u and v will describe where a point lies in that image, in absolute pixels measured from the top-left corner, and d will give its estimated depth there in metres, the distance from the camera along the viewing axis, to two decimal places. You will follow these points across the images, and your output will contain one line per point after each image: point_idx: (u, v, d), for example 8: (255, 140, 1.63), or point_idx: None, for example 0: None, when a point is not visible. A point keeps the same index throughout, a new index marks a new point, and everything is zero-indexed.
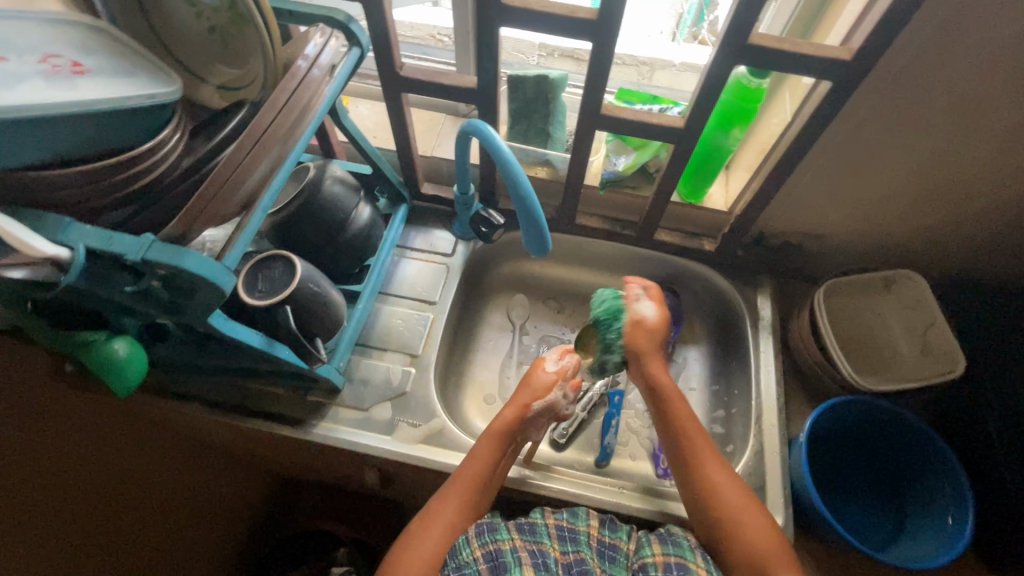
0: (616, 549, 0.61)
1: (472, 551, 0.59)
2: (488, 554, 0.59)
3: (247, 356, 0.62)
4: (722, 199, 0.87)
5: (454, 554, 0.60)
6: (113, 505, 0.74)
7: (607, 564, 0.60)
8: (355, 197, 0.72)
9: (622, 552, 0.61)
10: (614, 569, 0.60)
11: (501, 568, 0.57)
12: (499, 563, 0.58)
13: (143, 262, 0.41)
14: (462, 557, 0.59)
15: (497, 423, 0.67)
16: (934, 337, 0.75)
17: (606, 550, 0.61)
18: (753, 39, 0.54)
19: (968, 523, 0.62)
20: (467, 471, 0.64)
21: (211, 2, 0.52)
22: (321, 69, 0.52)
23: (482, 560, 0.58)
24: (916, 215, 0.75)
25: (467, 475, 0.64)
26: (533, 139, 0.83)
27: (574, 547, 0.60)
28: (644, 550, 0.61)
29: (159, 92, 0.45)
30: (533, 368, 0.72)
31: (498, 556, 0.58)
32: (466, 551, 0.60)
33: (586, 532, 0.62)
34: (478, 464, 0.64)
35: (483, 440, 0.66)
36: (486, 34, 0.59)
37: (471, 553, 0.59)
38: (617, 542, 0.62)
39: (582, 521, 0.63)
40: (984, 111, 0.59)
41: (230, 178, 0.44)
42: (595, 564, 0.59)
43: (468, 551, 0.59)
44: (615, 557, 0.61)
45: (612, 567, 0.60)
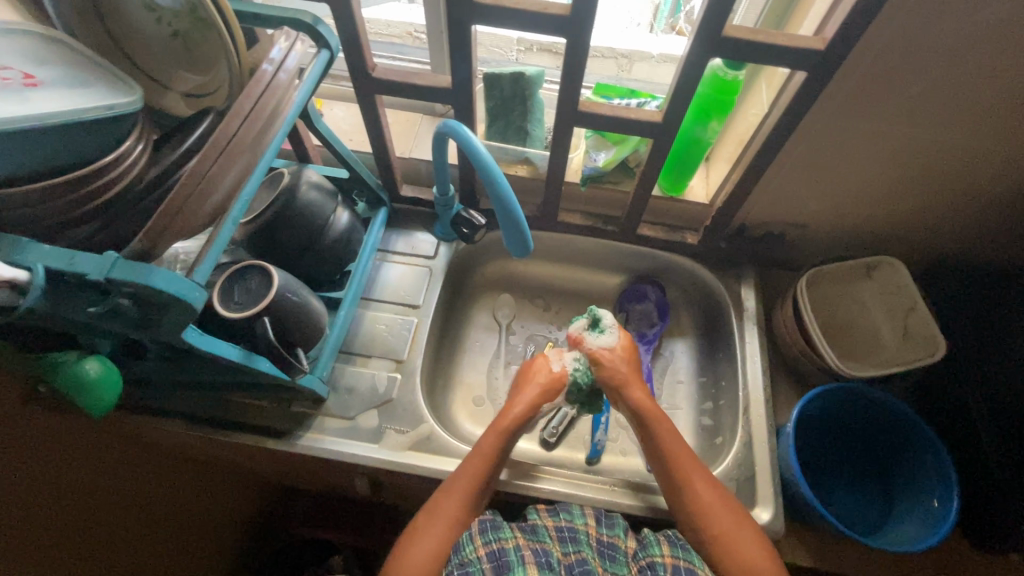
0: (615, 548, 0.61)
1: (476, 549, 0.59)
2: (492, 552, 0.58)
3: (225, 370, 0.61)
4: (703, 191, 0.87)
5: (457, 552, 0.60)
6: (118, 521, 0.73)
7: (608, 564, 0.59)
8: (333, 202, 0.70)
9: (622, 550, 0.61)
10: (615, 568, 0.59)
11: (504, 567, 0.56)
12: (502, 561, 0.57)
13: (108, 282, 0.40)
14: (465, 554, 0.59)
15: (504, 418, 0.68)
16: (914, 321, 0.76)
17: (607, 550, 0.60)
18: (727, 31, 0.54)
19: (953, 504, 0.63)
20: (471, 467, 0.64)
21: (172, 7, 0.50)
22: (288, 73, 0.51)
23: (485, 558, 0.58)
24: (893, 202, 0.75)
25: (472, 471, 0.64)
26: (512, 137, 0.82)
27: (576, 546, 0.59)
28: (652, 548, 0.60)
29: (119, 102, 0.43)
30: (537, 366, 0.73)
31: (501, 554, 0.58)
32: (468, 548, 0.59)
33: (585, 531, 0.61)
34: (482, 460, 0.64)
35: (486, 434, 0.66)
36: (459, 32, 0.58)
37: (474, 552, 0.59)
38: (615, 541, 0.62)
39: (580, 520, 0.62)
40: (955, 97, 0.59)
41: (196, 191, 0.43)
42: (596, 563, 0.58)
43: (471, 549, 0.59)
44: (615, 557, 0.60)
45: (613, 566, 0.59)
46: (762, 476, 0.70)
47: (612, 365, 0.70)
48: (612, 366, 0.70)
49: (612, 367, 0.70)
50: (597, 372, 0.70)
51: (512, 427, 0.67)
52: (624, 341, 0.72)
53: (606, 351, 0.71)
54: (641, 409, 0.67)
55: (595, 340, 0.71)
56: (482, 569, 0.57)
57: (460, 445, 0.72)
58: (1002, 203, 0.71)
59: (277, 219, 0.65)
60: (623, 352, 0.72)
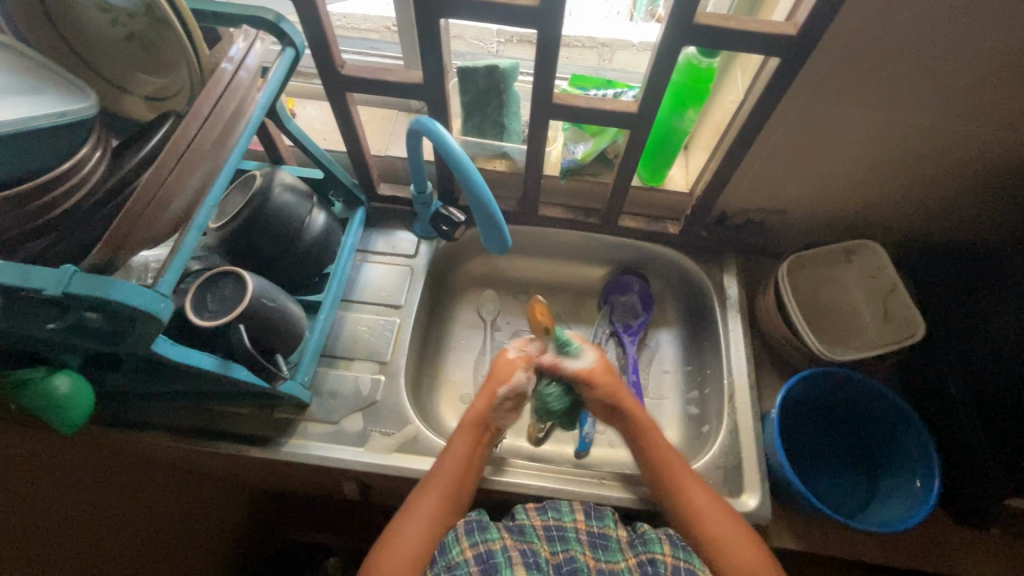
0: (607, 538, 0.61)
1: (462, 551, 0.58)
2: (479, 555, 0.58)
3: (201, 379, 0.59)
4: (683, 179, 0.87)
5: (443, 553, 0.60)
6: (116, 530, 0.72)
7: (601, 554, 0.60)
8: (308, 203, 0.69)
9: (614, 539, 0.61)
10: (608, 557, 0.59)
11: (492, 570, 0.56)
12: (489, 564, 0.56)
13: (66, 297, 0.39)
14: (451, 556, 0.59)
15: (469, 413, 0.69)
16: (894, 304, 0.77)
17: (598, 539, 0.61)
18: (698, 19, 0.53)
19: (935, 483, 0.63)
20: (446, 466, 0.64)
21: (127, 7, 0.49)
22: (250, 72, 0.49)
23: (473, 561, 0.57)
24: (870, 185, 0.76)
25: (446, 471, 0.64)
26: (488, 131, 0.80)
27: (564, 545, 0.59)
28: (654, 545, 0.60)
29: (72, 108, 0.41)
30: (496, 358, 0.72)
31: (487, 557, 0.57)
32: (454, 550, 0.59)
33: (575, 528, 0.61)
34: (457, 458, 0.65)
35: (459, 433, 0.67)
36: (428, 27, 0.57)
37: (461, 554, 0.58)
38: (606, 531, 0.62)
39: (569, 517, 0.62)
40: (926, 79, 0.59)
41: (155, 198, 0.42)
42: (587, 558, 0.59)
43: (457, 551, 0.59)
44: (608, 545, 0.60)
45: (607, 554, 0.60)
46: (748, 463, 0.70)
47: (599, 381, 0.69)
48: (602, 382, 0.69)
49: (601, 381, 0.69)
50: (585, 391, 0.69)
51: (478, 420, 0.68)
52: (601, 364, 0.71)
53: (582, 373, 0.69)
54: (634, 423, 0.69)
55: (573, 361, 0.70)
56: (469, 571, 0.56)
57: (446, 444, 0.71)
58: (976, 182, 0.72)
59: (250, 223, 0.63)
60: (602, 365, 0.70)
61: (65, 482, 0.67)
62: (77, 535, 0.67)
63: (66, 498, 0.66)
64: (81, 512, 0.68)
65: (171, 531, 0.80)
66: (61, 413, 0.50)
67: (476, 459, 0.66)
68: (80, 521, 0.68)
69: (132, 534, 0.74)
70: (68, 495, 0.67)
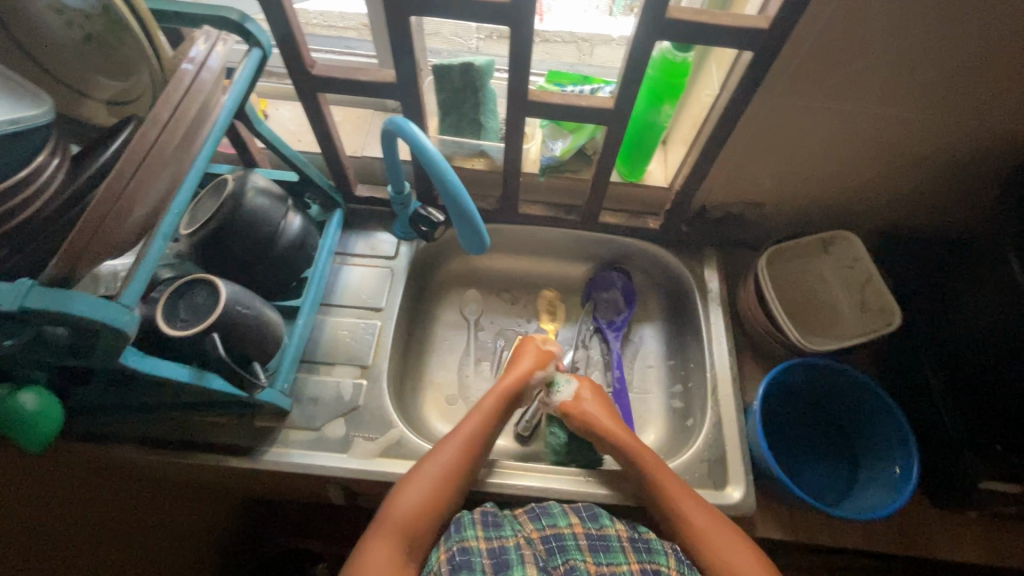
0: (607, 539, 0.60)
1: (478, 538, 0.59)
2: (493, 549, 0.58)
3: (176, 391, 0.58)
4: (662, 174, 0.87)
5: (460, 529, 0.60)
6: (104, 543, 0.71)
7: (601, 557, 0.58)
8: (283, 207, 0.67)
9: (614, 538, 0.60)
10: (609, 558, 0.58)
11: (504, 565, 0.56)
12: (502, 559, 0.57)
13: (22, 312, 0.37)
14: (466, 536, 0.59)
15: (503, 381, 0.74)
16: (870, 293, 0.78)
17: (598, 542, 0.60)
18: (671, 13, 0.53)
19: (913, 469, 0.65)
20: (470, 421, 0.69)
21: (81, 9, 0.47)
22: (212, 73, 0.47)
23: (487, 554, 0.57)
24: (846, 176, 0.76)
25: (469, 424, 0.68)
26: (465, 129, 0.79)
27: (564, 556, 0.58)
28: (659, 557, 0.60)
29: (24, 115, 0.39)
30: (524, 343, 0.80)
31: (500, 553, 0.57)
32: (470, 531, 0.60)
33: (572, 534, 0.60)
34: (479, 415, 0.69)
35: (484, 398, 0.72)
36: (399, 25, 0.56)
37: (476, 539, 0.59)
38: (605, 531, 0.61)
39: (564, 522, 0.61)
40: (896, 71, 0.60)
41: (116, 206, 0.40)
42: (588, 563, 0.58)
43: (473, 535, 0.59)
44: (610, 547, 0.59)
45: (608, 556, 0.59)
46: (732, 455, 0.71)
47: (580, 413, 0.72)
48: (582, 412, 0.72)
49: (579, 412, 0.72)
50: (570, 424, 0.73)
51: (511, 390, 0.73)
52: (587, 390, 0.75)
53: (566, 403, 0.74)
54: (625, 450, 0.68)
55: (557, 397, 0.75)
56: (482, 561, 0.56)
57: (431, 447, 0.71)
58: (947, 171, 0.73)
59: (222, 229, 0.61)
60: (585, 395, 0.74)
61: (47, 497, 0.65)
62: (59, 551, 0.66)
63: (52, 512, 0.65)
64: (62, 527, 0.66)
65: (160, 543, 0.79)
66: (27, 432, 0.48)
67: (498, 421, 0.71)
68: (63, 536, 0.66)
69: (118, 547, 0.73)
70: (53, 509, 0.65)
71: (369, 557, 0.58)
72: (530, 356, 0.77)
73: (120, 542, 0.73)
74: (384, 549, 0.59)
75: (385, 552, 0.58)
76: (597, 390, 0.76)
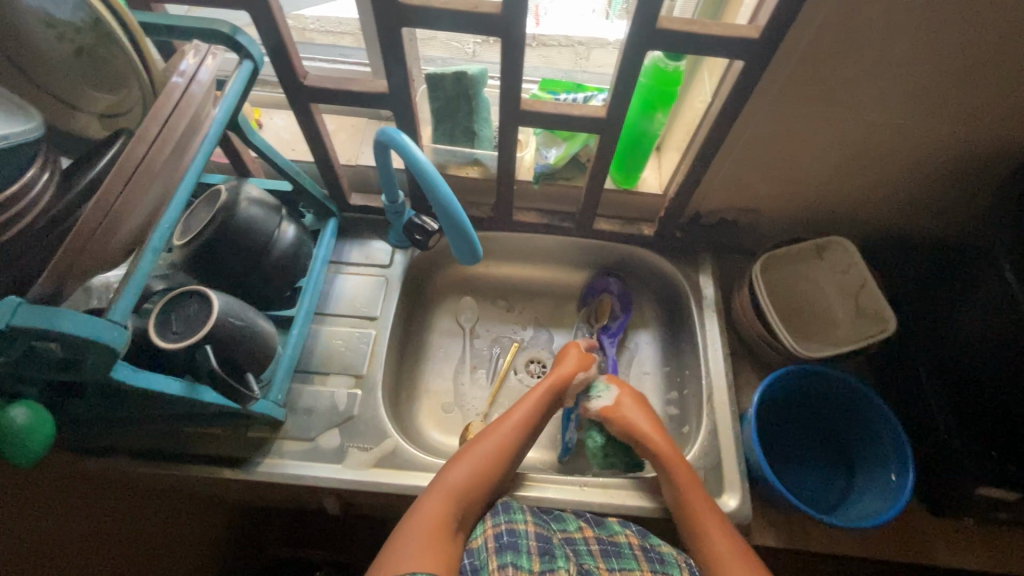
0: (618, 545, 0.61)
1: (527, 522, 0.60)
2: (540, 535, 0.59)
3: (170, 403, 0.58)
4: (656, 181, 0.87)
5: (507, 511, 0.61)
6: (102, 553, 0.71)
7: (614, 562, 0.59)
8: (276, 217, 0.67)
9: (626, 546, 0.61)
10: (622, 564, 0.59)
11: (550, 552, 0.57)
12: (548, 547, 0.58)
13: (10, 330, 0.37)
14: (516, 517, 0.60)
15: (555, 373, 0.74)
16: (865, 299, 0.78)
17: (609, 548, 0.60)
18: (662, 23, 0.53)
19: (909, 476, 0.64)
20: (526, 402, 0.70)
21: (71, 22, 0.47)
22: (203, 86, 0.48)
23: (534, 537, 0.58)
24: (839, 183, 0.77)
25: (525, 406, 0.70)
26: (459, 138, 0.79)
27: (578, 559, 0.59)
28: (671, 568, 0.60)
29: (13, 132, 0.39)
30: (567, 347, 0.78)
31: (546, 542, 0.58)
32: (519, 515, 0.61)
33: (583, 537, 0.62)
34: (534, 400, 0.70)
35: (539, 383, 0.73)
36: (390, 37, 0.56)
37: (524, 523, 0.60)
38: (616, 538, 0.62)
39: (573, 527, 0.63)
40: (886, 79, 0.60)
41: (104, 222, 0.40)
42: (598, 566, 0.58)
43: (522, 518, 0.60)
44: (622, 553, 0.60)
45: (621, 561, 0.59)
46: (728, 462, 0.71)
47: (622, 418, 0.71)
48: (624, 418, 0.71)
49: (620, 417, 0.71)
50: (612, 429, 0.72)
51: (562, 384, 0.73)
52: (625, 395, 0.73)
53: (606, 409, 0.72)
54: (659, 454, 0.67)
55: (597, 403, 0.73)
56: (529, 543, 0.57)
57: (427, 458, 0.70)
58: (940, 177, 0.73)
59: (215, 240, 0.61)
60: (627, 402, 0.72)
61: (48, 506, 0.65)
62: (57, 562, 0.65)
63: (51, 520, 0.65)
64: (59, 538, 0.66)
65: (157, 552, 0.79)
66: (19, 447, 0.48)
67: (547, 411, 0.71)
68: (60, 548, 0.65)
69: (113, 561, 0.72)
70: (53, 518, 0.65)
71: (421, 515, 0.58)
72: (572, 359, 0.75)
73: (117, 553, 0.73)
74: (438, 509, 0.58)
75: (438, 512, 0.58)
76: (635, 396, 0.74)
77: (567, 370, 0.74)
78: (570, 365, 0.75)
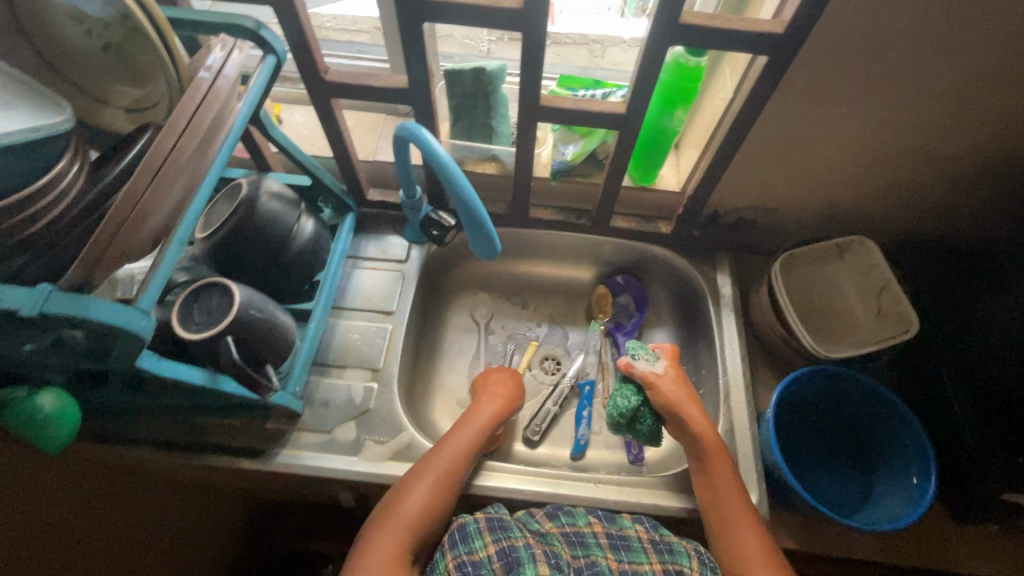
0: (627, 539, 0.61)
1: (486, 546, 0.58)
2: (501, 551, 0.57)
3: (190, 393, 0.59)
4: (675, 178, 0.86)
5: (466, 541, 0.60)
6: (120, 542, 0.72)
7: (623, 555, 0.59)
8: (295, 211, 0.68)
9: (636, 539, 0.61)
10: (632, 556, 0.59)
11: (514, 565, 0.56)
12: (511, 560, 0.56)
13: (42, 318, 0.37)
14: (474, 547, 0.59)
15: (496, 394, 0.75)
16: (887, 299, 0.76)
17: (619, 541, 0.60)
18: (685, 18, 0.52)
19: (931, 479, 0.63)
20: (471, 423, 0.70)
21: (100, 17, 0.48)
22: (229, 81, 0.48)
23: (495, 557, 0.57)
24: (862, 182, 0.75)
25: (471, 427, 0.69)
26: (477, 134, 0.80)
27: (585, 551, 0.59)
28: (681, 558, 0.59)
29: (45, 124, 0.40)
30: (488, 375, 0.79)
31: (511, 553, 0.57)
32: (478, 541, 0.59)
33: (592, 532, 0.61)
34: (482, 420, 0.70)
35: (482, 403, 0.73)
36: (412, 32, 0.56)
37: (483, 549, 0.58)
38: (625, 532, 0.62)
39: (583, 522, 0.62)
40: (914, 77, 0.59)
41: (134, 213, 0.41)
42: (609, 561, 0.58)
43: (481, 545, 0.58)
44: (631, 546, 0.60)
45: (630, 554, 0.59)
46: (745, 463, 0.70)
47: (664, 388, 0.69)
48: (664, 389, 0.68)
49: (661, 388, 0.68)
50: (651, 396, 0.69)
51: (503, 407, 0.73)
52: (671, 371, 0.71)
53: (652, 375, 0.69)
54: (704, 438, 0.66)
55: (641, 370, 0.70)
56: (492, 568, 0.56)
57: None
58: (968, 177, 0.71)
59: (236, 233, 0.62)
60: (669, 377, 0.70)
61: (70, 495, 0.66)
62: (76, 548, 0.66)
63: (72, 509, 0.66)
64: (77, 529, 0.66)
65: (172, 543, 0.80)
66: (46, 434, 0.49)
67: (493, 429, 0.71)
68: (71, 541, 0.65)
69: (123, 555, 0.72)
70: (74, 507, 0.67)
71: (377, 550, 0.58)
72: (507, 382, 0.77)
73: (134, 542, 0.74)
74: (394, 540, 0.59)
75: (392, 546, 0.58)
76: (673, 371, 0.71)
77: (503, 392, 0.75)
78: (504, 389, 0.76)
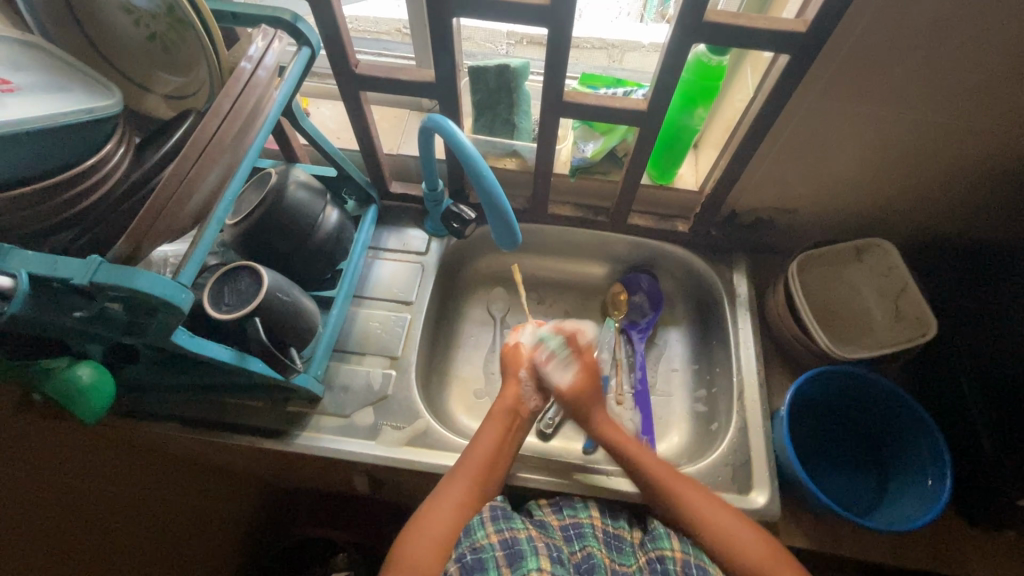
0: (621, 539, 0.64)
1: (489, 535, 0.60)
2: (504, 541, 0.60)
3: (218, 371, 0.61)
4: (692, 178, 0.88)
5: (467, 534, 0.61)
6: (128, 521, 0.73)
7: (615, 555, 0.62)
8: (321, 201, 0.70)
9: (628, 542, 0.64)
10: (622, 559, 0.62)
11: (518, 555, 0.58)
12: (515, 550, 0.59)
13: (91, 286, 0.40)
14: (477, 538, 0.60)
15: (501, 404, 0.70)
16: (905, 302, 0.76)
17: (613, 539, 0.63)
18: (708, 16, 0.53)
19: (946, 482, 0.63)
20: (480, 446, 0.65)
21: (149, 9, 0.50)
22: (268, 70, 0.51)
23: (498, 546, 0.59)
24: (881, 184, 0.76)
25: (479, 453, 0.64)
26: (499, 130, 0.81)
27: (581, 543, 0.61)
28: (662, 542, 0.62)
29: (97, 106, 0.43)
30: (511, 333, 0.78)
31: (513, 546, 0.59)
32: (480, 532, 0.61)
33: (591, 524, 0.64)
34: (493, 439, 0.66)
35: (487, 423, 0.68)
36: (441, 27, 0.58)
37: (486, 537, 0.60)
38: (620, 532, 0.64)
39: (585, 514, 0.65)
40: (937, 79, 0.59)
41: (177, 191, 0.43)
42: (604, 555, 0.61)
43: (483, 534, 0.60)
44: (622, 548, 0.63)
45: (621, 556, 0.62)
46: (757, 460, 0.70)
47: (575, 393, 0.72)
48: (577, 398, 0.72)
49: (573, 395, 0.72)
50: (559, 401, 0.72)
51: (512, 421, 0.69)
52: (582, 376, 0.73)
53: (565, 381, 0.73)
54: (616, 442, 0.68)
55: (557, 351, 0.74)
56: (495, 556, 0.58)
57: (456, 439, 0.72)
58: (990, 180, 0.71)
59: (265, 219, 0.64)
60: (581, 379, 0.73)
61: (83, 471, 0.68)
62: (84, 524, 0.67)
63: (84, 486, 0.67)
64: (87, 505, 0.67)
65: (180, 524, 0.81)
66: (83, 404, 0.51)
67: (505, 448, 0.66)
68: (73, 521, 0.66)
69: (127, 534, 0.73)
70: (87, 483, 0.68)
71: None
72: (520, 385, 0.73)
73: (143, 520, 0.75)
74: None
75: None
76: (595, 356, 0.76)
77: (512, 403, 0.71)
78: (512, 393, 0.72)
